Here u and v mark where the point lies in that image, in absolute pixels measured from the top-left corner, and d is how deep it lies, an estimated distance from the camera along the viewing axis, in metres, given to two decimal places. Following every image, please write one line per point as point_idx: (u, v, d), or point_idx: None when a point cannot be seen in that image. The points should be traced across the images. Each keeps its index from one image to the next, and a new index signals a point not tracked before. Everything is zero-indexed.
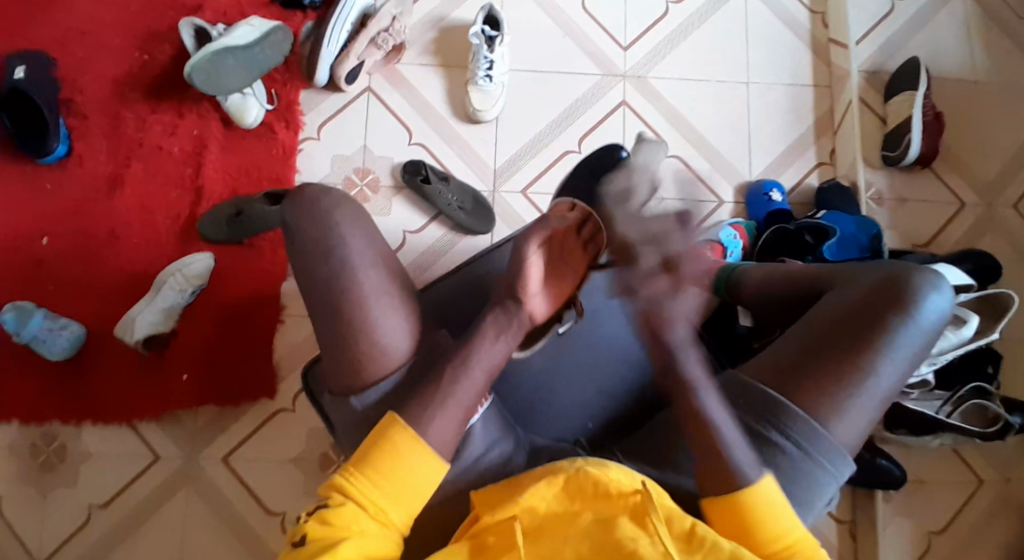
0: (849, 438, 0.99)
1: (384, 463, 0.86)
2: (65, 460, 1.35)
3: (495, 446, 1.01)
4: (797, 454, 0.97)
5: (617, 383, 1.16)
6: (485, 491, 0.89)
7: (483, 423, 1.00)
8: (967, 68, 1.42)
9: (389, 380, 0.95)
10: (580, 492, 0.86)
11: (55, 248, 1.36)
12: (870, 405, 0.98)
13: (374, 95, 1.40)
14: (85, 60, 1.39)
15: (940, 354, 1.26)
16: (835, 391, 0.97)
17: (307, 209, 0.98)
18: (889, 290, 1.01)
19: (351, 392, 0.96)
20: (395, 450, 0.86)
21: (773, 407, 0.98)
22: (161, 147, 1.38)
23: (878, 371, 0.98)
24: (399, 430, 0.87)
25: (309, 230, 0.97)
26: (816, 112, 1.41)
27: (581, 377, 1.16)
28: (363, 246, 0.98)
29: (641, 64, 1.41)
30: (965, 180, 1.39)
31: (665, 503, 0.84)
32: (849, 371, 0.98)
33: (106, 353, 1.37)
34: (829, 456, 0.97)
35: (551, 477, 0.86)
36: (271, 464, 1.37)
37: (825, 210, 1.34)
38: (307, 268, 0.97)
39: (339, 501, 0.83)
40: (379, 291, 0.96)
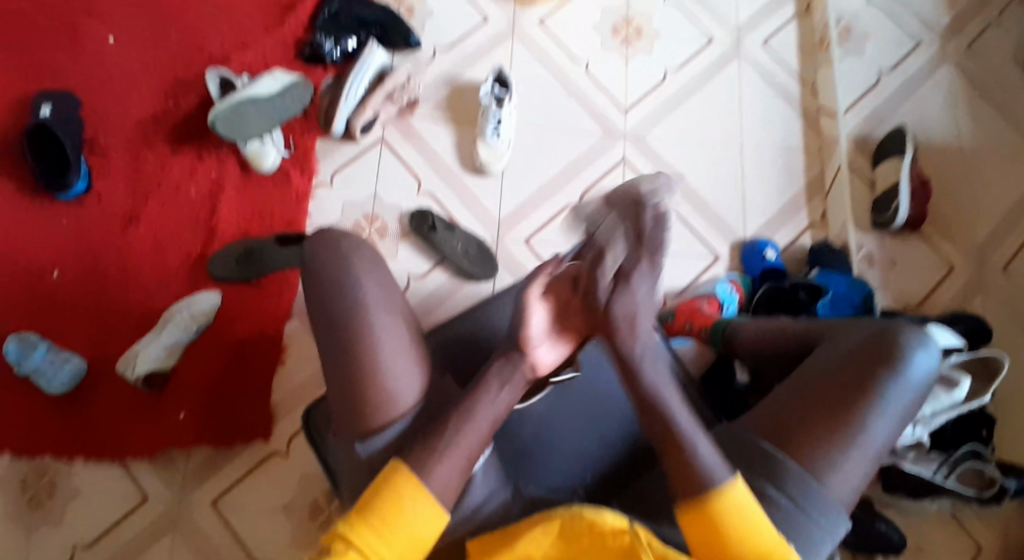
0: (844, 494, 0.99)
1: (386, 509, 0.87)
2: (54, 497, 1.32)
3: (497, 494, 1.03)
4: (792, 507, 0.96)
5: (619, 428, 1.17)
6: (480, 540, 0.89)
7: (485, 473, 1.03)
8: (953, 138, 1.49)
9: (396, 425, 0.97)
10: (575, 537, 0.86)
11: (66, 282, 1.38)
12: (864, 461, 0.99)
13: (387, 146, 1.46)
14: (112, 103, 1.46)
15: (932, 416, 1.25)
16: (830, 443, 0.98)
17: (324, 246, 1.04)
18: (879, 346, 1.04)
19: (356, 440, 0.98)
20: (397, 497, 0.88)
21: (769, 462, 0.99)
22: (178, 189, 1.43)
23: (871, 426, 0.99)
24: (401, 476, 0.89)
25: (324, 265, 1.03)
26: (808, 176, 1.48)
27: (580, 420, 1.17)
28: (372, 278, 1.03)
29: (641, 124, 1.49)
30: (954, 244, 1.44)
31: (654, 545, 0.84)
32: (843, 425, 0.99)
33: (104, 386, 1.35)
34: (824, 512, 0.97)
35: (547, 521, 0.86)
36: (261, 511, 1.33)
37: (817, 267, 1.39)
38: (323, 301, 1.02)
39: (343, 548, 0.85)
40: (389, 324, 1.01)
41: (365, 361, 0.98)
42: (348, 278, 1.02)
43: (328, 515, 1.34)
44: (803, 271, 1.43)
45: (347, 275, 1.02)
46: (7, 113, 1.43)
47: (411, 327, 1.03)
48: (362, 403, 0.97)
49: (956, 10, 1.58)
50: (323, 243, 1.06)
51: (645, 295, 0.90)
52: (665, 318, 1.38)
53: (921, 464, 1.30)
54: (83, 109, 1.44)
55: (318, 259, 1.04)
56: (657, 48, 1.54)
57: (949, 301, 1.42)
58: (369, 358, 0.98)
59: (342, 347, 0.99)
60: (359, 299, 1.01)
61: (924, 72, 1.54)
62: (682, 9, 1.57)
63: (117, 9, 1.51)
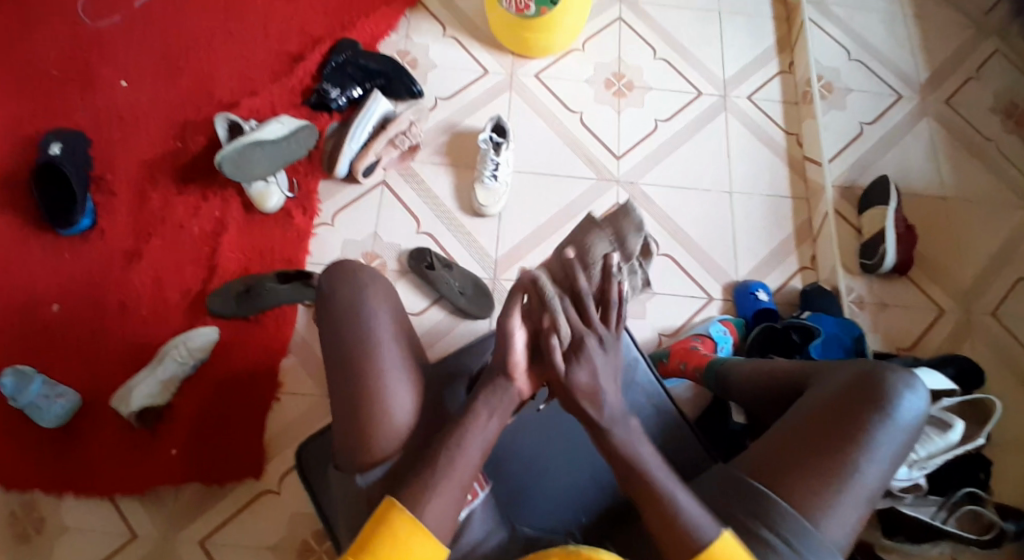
0: (838, 537, 1.00)
1: (386, 549, 0.87)
2: (41, 533, 1.29)
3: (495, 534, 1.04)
4: (787, 551, 0.97)
5: (615, 461, 1.16)
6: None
7: (483, 511, 1.03)
8: (936, 186, 1.55)
9: (388, 462, 0.98)
10: None
11: (66, 314, 1.39)
12: (856, 504, 1.00)
13: (388, 188, 1.50)
14: (121, 144, 1.50)
15: (929, 459, 1.22)
16: (823, 486, 0.99)
17: (335, 271, 1.07)
18: (866, 389, 1.04)
19: (357, 470, 0.98)
20: (398, 537, 0.88)
21: (763, 505, 0.99)
22: (182, 227, 1.45)
23: (862, 469, 1.00)
24: (400, 519, 0.88)
25: (336, 289, 1.06)
26: (796, 221, 1.53)
27: (576, 448, 1.17)
28: (383, 303, 1.06)
29: (633, 170, 1.54)
30: (942, 288, 1.47)
31: None
32: (835, 465, 1.00)
33: (96, 420, 1.34)
34: (820, 556, 0.97)
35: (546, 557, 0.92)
36: (252, 550, 1.31)
37: (808, 311, 1.42)
38: (333, 322, 1.04)
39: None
40: (394, 347, 1.03)
41: (366, 379, 0.99)
42: (354, 300, 1.04)
43: (318, 556, 1.31)
44: (794, 312, 1.45)
45: (354, 299, 1.05)
46: (19, 152, 1.48)
47: (415, 360, 1.06)
48: (362, 420, 0.98)
49: (934, 66, 1.67)
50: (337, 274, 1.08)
51: (601, 366, 0.95)
52: (659, 358, 1.39)
53: (920, 507, 1.27)
54: (93, 149, 1.49)
55: (330, 283, 1.07)
56: (648, 101, 1.61)
57: (940, 343, 1.44)
58: (371, 379, 1.00)
59: (345, 365, 1.01)
60: (361, 320, 1.03)
61: (905, 124, 1.60)
62: (672, 66, 1.65)
63: (131, 56, 1.57)
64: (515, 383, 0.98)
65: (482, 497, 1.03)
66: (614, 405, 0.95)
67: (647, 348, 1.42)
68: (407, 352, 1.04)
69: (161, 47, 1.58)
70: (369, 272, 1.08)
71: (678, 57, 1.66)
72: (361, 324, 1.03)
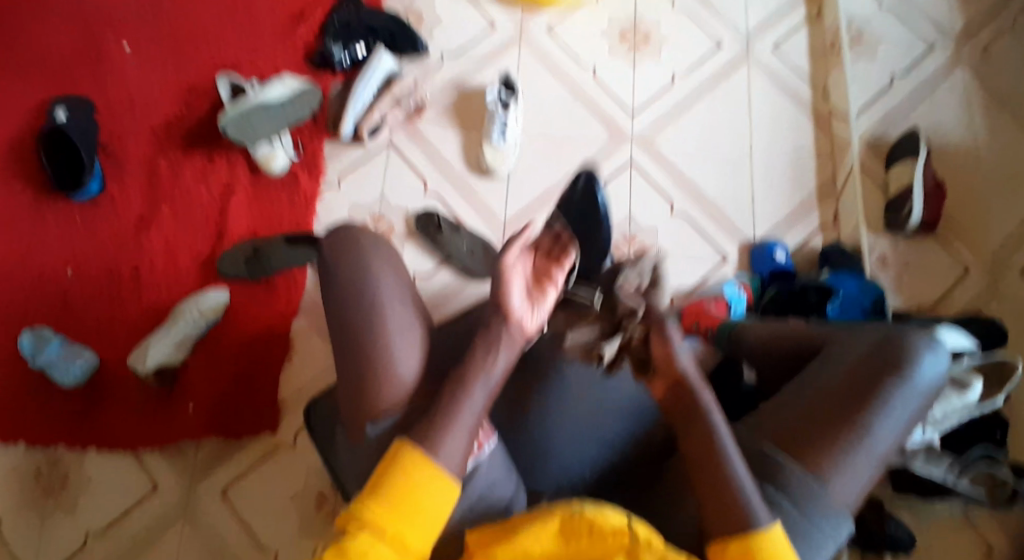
0: (847, 499, 0.97)
1: (395, 494, 0.86)
2: (67, 486, 1.34)
3: (500, 487, 1.03)
4: (794, 511, 0.95)
5: (617, 419, 1.13)
6: (481, 533, 0.88)
7: (488, 463, 1.01)
8: (969, 141, 1.46)
9: (389, 417, 0.97)
10: (576, 535, 0.84)
11: (79, 278, 1.42)
12: (866, 468, 0.98)
13: (393, 151, 1.48)
14: (128, 109, 1.50)
15: (943, 419, 1.21)
16: (834, 446, 0.98)
17: (334, 235, 1.06)
18: (884, 354, 1.03)
19: (368, 419, 0.97)
20: (404, 478, 0.86)
21: (772, 467, 0.98)
22: (190, 191, 1.46)
23: (874, 432, 0.98)
24: (425, 470, 0.87)
25: (338, 246, 1.05)
26: (819, 178, 1.46)
27: (579, 402, 1.12)
28: (387, 269, 1.04)
29: (648, 128, 1.49)
30: (970, 247, 1.40)
31: (655, 542, 0.83)
32: (847, 429, 0.99)
33: (115, 384, 1.38)
34: (829, 516, 0.95)
35: (549, 517, 0.85)
36: (269, 501, 1.34)
37: (827, 269, 1.37)
38: (333, 284, 1.03)
39: (358, 526, 0.83)
40: (397, 316, 1.01)
41: (362, 354, 0.98)
42: (358, 258, 1.03)
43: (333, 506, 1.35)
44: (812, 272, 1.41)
45: (357, 258, 1.04)
46: (29, 120, 1.49)
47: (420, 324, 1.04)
48: (358, 393, 0.98)
49: (971, 12, 1.56)
50: (344, 239, 1.07)
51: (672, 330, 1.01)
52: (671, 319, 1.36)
53: (932, 465, 1.23)
54: (101, 115, 1.49)
55: (335, 243, 1.07)
56: (665, 53, 1.54)
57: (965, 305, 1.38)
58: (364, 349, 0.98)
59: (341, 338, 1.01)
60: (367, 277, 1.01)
61: (939, 75, 1.51)
62: (691, 16, 1.58)
63: (137, 22, 1.56)
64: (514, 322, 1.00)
65: (486, 447, 1.02)
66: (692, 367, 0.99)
67: None
68: (403, 319, 1.01)
69: (167, 12, 1.57)
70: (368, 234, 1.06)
71: (698, 7, 1.58)
72: (364, 282, 1.01)
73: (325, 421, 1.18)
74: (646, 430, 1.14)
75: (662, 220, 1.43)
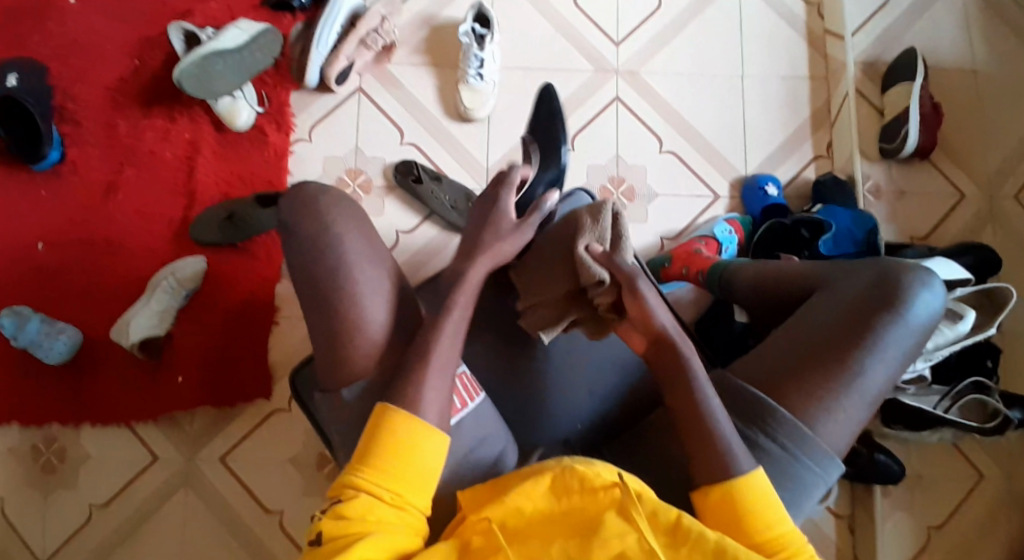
0: (836, 440, 0.97)
1: (387, 455, 0.85)
2: (66, 461, 1.30)
3: (488, 441, 0.99)
4: (781, 454, 0.96)
5: (611, 373, 1.13)
6: (473, 491, 0.88)
7: (472, 419, 0.98)
8: (965, 60, 1.41)
9: (352, 387, 0.92)
10: (568, 491, 0.84)
11: (54, 254, 1.34)
12: (855, 410, 0.97)
13: (365, 96, 1.39)
14: (78, 67, 1.40)
15: (935, 350, 1.21)
16: (823, 389, 0.96)
17: (299, 213, 0.97)
18: (879, 292, 1.00)
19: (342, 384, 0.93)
20: (396, 440, 0.85)
21: (761, 410, 0.97)
22: (154, 152, 1.38)
23: (865, 374, 0.97)
24: (416, 429, 0.86)
25: (307, 226, 0.96)
26: (813, 104, 1.41)
27: (577, 358, 1.13)
28: (353, 227, 0.97)
29: (634, 58, 1.41)
30: (965, 171, 1.37)
31: (644, 494, 0.83)
32: (839, 372, 0.97)
33: (99, 358, 1.33)
34: (816, 458, 0.96)
35: (540, 475, 0.85)
36: (271, 465, 1.32)
37: (820, 204, 1.34)
38: (306, 269, 0.95)
39: (354, 494, 0.83)
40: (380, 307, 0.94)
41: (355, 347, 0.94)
42: (326, 229, 0.95)
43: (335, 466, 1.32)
44: (804, 206, 1.37)
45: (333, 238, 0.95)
46: None
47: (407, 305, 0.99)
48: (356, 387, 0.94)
49: None
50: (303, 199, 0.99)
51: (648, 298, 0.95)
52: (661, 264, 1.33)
53: (922, 397, 1.25)
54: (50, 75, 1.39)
55: (296, 220, 0.97)
56: None
57: (957, 233, 1.36)
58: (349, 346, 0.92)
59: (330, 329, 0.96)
60: (339, 253, 0.94)
61: None
62: None
63: None
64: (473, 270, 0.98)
65: (469, 406, 0.98)
66: (670, 324, 0.95)
67: (648, 255, 1.35)
68: (390, 305, 0.95)
69: None
70: (344, 207, 0.97)
71: None
72: (334, 257, 0.94)
73: (306, 389, 1.13)
74: (640, 382, 1.13)
75: (652, 158, 1.38)
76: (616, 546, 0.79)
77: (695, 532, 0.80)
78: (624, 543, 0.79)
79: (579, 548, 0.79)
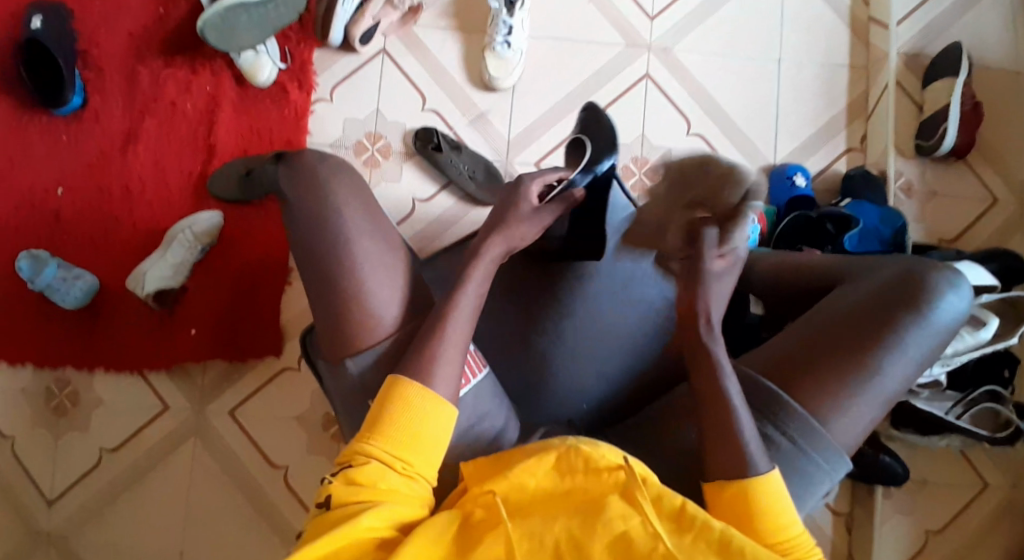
0: (846, 438, 0.93)
1: (396, 426, 0.82)
2: (78, 406, 1.33)
3: (489, 417, 0.95)
4: (790, 447, 0.91)
5: (622, 355, 1.08)
6: (476, 465, 0.85)
7: (474, 395, 0.94)
8: (1011, 58, 1.35)
9: (370, 354, 0.89)
10: (572, 470, 0.82)
11: (72, 200, 1.34)
12: (869, 408, 0.92)
13: (389, 58, 1.37)
14: (105, 13, 1.39)
15: (954, 356, 1.17)
16: (838, 384, 0.91)
17: (303, 192, 0.93)
18: (902, 289, 0.95)
19: (345, 353, 0.90)
20: (407, 409, 0.83)
21: (770, 402, 0.93)
22: (175, 104, 1.37)
23: (883, 372, 0.92)
24: (426, 401, 0.83)
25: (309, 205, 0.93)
26: (849, 95, 1.37)
27: (585, 337, 1.07)
28: (360, 203, 0.94)
29: (667, 35, 1.37)
30: (1000, 175, 1.33)
31: (651, 480, 0.80)
32: (854, 370, 0.92)
33: (114, 307, 1.33)
34: (826, 455, 0.92)
35: (544, 453, 0.82)
36: (277, 422, 1.33)
37: (848, 199, 1.29)
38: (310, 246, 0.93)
39: (364, 461, 0.80)
40: (386, 289, 0.91)
41: None
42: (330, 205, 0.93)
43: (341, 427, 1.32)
44: (833, 200, 1.33)
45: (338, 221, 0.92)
46: None
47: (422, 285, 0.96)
48: None
49: None
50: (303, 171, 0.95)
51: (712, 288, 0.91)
52: None
53: (933, 402, 1.23)
54: (75, 21, 1.38)
55: (300, 199, 0.94)
56: None
57: (986, 238, 1.31)
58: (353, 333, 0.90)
59: None
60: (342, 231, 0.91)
61: None
62: None
63: None
64: (495, 243, 0.93)
65: (472, 382, 0.94)
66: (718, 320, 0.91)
67: None
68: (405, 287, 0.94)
69: None
70: (354, 189, 0.94)
71: None
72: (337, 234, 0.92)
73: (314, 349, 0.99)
74: (651, 364, 1.08)
75: (677, 140, 1.34)
76: (619, 528, 0.75)
77: (697, 520, 0.77)
78: (628, 525, 0.76)
79: (581, 528, 0.75)
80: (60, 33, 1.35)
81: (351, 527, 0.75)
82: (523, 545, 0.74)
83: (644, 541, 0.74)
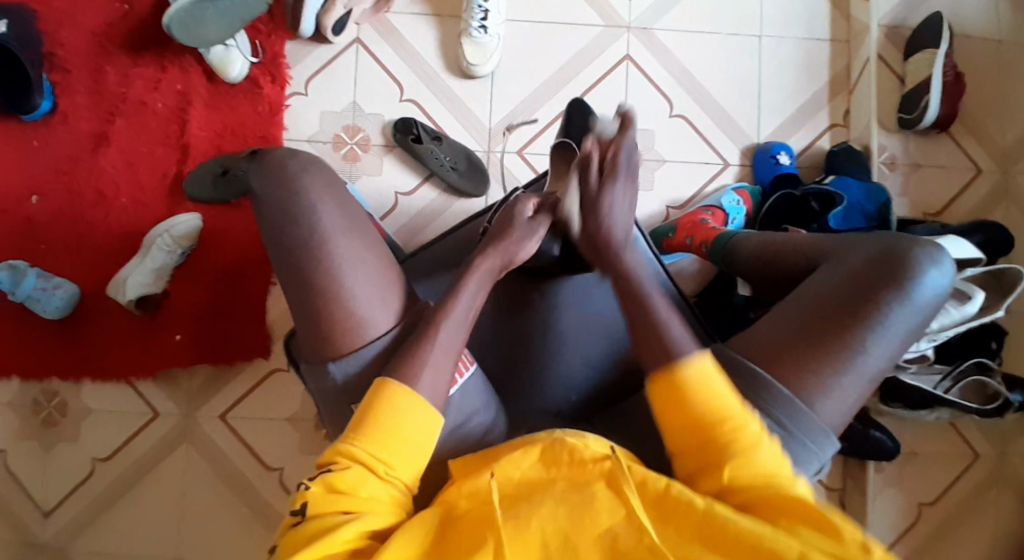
0: (833, 419, 0.88)
1: (379, 431, 0.78)
2: (67, 417, 1.31)
3: (478, 414, 0.92)
4: (777, 432, 0.86)
5: (603, 341, 1.04)
6: (462, 461, 0.83)
7: (462, 394, 0.91)
8: (991, 27, 1.34)
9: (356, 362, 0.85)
10: (558, 462, 0.78)
11: (46, 208, 1.31)
12: (855, 386, 0.87)
13: (363, 48, 1.34)
14: (69, 12, 1.34)
15: (940, 331, 1.15)
16: (822, 364, 0.87)
17: (282, 192, 0.86)
18: (886, 264, 0.90)
19: (330, 357, 0.85)
20: (391, 413, 0.79)
21: (755, 384, 0.88)
22: (146, 104, 1.32)
23: (867, 348, 0.87)
24: (406, 402, 0.80)
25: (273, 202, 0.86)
26: (832, 69, 1.35)
27: (568, 324, 1.04)
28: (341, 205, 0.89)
29: (645, 15, 1.35)
30: (983, 145, 1.32)
31: (638, 467, 0.77)
32: (838, 349, 0.87)
33: (97, 315, 1.31)
34: (812, 437, 0.87)
35: (528, 445, 0.79)
36: (269, 423, 1.32)
37: (832, 176, 1.28)
38: None
39: (345, 465, 0.77)
40: (369, 288, 0.85)
41: None
42: None
43: None
44: (817, 176, 1.32)
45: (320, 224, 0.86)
46: None
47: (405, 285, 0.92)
48: None
49: None
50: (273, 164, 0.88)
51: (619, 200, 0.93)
52: (665, 233, 1.27)
53: (921, 377, 1.22)
54: (38, 22, 1.34)
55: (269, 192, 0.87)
56: None
57: (970, 209, 1.31)
58: (335, 349, 0.84)
59: None
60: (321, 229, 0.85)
61: None
62: None
63: None
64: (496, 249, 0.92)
65: (461, 379, 0.91)
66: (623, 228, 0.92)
67: (653, 223, 1.31)
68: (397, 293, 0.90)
69: None
70: (335, 188, 0.87)
71: None
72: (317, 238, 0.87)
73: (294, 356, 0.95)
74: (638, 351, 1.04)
75: (660, 121, 1.33)
76: (603, 524, 0.73)
77: (685, 505, 0.74)
78: (612, 522, 0.74)
79: (568, 521, 0.73)
80: (25, 36, 1.32)
81: (327, 543, 0.72)
82: (510, 543, 0.72)
83: (626, 537, 0.73)
